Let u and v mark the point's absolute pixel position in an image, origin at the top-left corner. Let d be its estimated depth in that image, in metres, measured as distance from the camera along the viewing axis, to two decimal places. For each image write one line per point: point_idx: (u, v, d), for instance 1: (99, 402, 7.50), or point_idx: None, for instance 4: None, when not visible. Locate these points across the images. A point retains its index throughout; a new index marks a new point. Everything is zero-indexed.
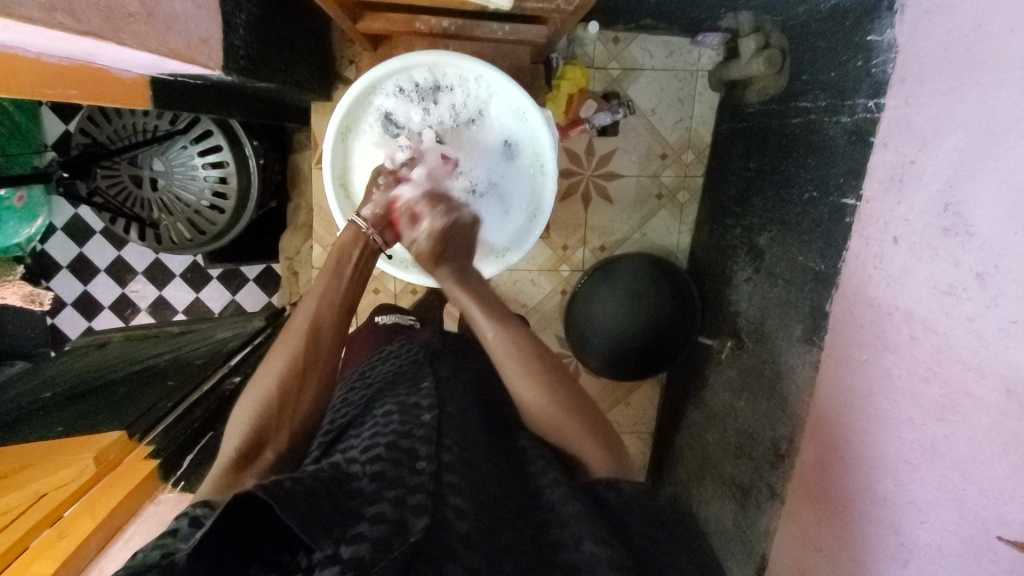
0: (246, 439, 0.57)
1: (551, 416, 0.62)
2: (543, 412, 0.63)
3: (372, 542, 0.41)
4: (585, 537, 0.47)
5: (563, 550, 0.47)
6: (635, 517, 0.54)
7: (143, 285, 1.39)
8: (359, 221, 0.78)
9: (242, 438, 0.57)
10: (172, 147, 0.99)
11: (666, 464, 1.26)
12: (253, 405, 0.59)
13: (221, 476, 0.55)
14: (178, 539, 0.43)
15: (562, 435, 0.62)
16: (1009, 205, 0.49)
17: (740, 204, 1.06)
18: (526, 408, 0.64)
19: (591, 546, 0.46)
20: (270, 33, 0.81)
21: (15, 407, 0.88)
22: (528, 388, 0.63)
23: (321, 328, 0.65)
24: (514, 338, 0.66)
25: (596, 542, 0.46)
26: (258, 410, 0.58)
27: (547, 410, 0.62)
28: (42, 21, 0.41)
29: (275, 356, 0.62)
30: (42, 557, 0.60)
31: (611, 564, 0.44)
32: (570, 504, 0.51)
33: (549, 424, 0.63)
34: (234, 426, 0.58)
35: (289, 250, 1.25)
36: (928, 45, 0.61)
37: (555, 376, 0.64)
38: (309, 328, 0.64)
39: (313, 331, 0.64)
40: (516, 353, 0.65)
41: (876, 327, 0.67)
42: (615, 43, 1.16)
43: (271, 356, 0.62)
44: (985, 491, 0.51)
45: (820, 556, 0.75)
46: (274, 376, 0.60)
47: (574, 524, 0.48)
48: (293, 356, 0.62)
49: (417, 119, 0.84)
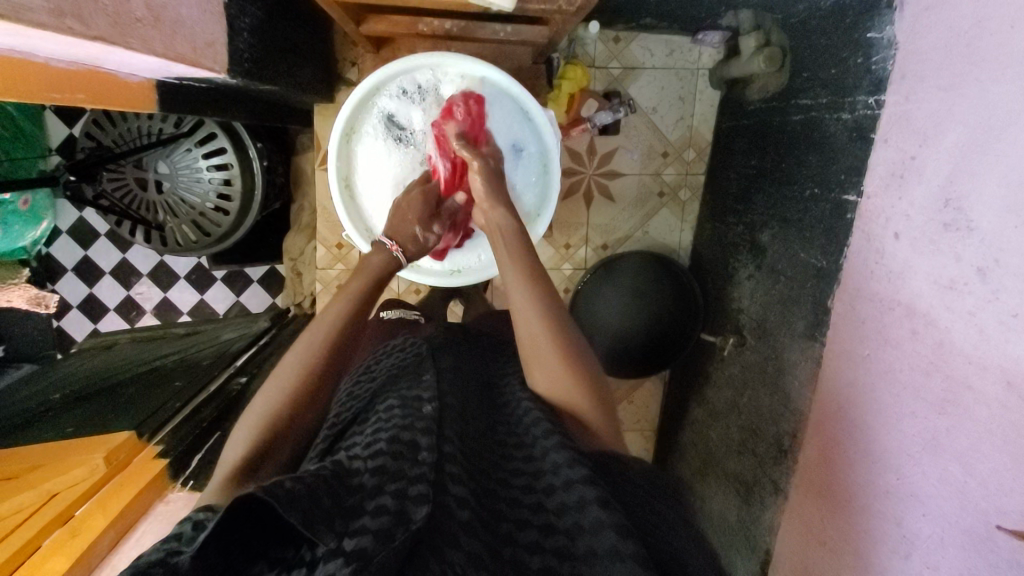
0: (254, 446, 0.56)
1: (565, 389, 0.62)
2: (561, 390, 0.62)
3: (375, 533, 0.41)
4: (590, 501, 0.46)
5: (567, 513, 0.47)
6: (639, 495, 0.53)
7: (148, 288, 1.41)
8: (400, 255, 0.79)
9: (248, 449, 0.56)
10: (177, 150, 0.99)
11: (668, 461, 1.27)
12: (264, 411, 0.58)
13: (224, 482, 0.53)
14: (182, 543, 0.42)
15: (576, 409, 0.61)
16: (1010, 198, 0.50)
17: (742, 201, 1.07)
18: (547, 383, 0.63)
19: (596, 509, 0.45)
20: (275, 37, 0.82)
21: (22, 410, 0.88)
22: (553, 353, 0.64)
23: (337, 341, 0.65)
24: (539, 293, 0.69)
25: (601, 507, 0.45)
26: (269, 415, 0.58)
27: (565, 377, 0.63)
28: (51, 27, 0.41)
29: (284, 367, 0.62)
30: (57, 554, 0.61)
31: (615, 529, 0.44)
32: (576, 469, 0.49)
33: (562, 398, 0.62)
34: (241, 434, 0.57)
35: (293, 251, 1.27)
36: (929, 41, 0.62)
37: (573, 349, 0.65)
38: (323, 340, 0.64)
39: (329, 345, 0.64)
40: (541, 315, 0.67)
41: (878, 323, 0.68)
42: (615, 42, 1.16)
43: (283, 364, 0.62)
44: (986, 482, 0.51)
45: (823, 549, 0.75)
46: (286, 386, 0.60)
47: (581, 487, 0.48)
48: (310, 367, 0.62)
49: (419, 121, 0.84)
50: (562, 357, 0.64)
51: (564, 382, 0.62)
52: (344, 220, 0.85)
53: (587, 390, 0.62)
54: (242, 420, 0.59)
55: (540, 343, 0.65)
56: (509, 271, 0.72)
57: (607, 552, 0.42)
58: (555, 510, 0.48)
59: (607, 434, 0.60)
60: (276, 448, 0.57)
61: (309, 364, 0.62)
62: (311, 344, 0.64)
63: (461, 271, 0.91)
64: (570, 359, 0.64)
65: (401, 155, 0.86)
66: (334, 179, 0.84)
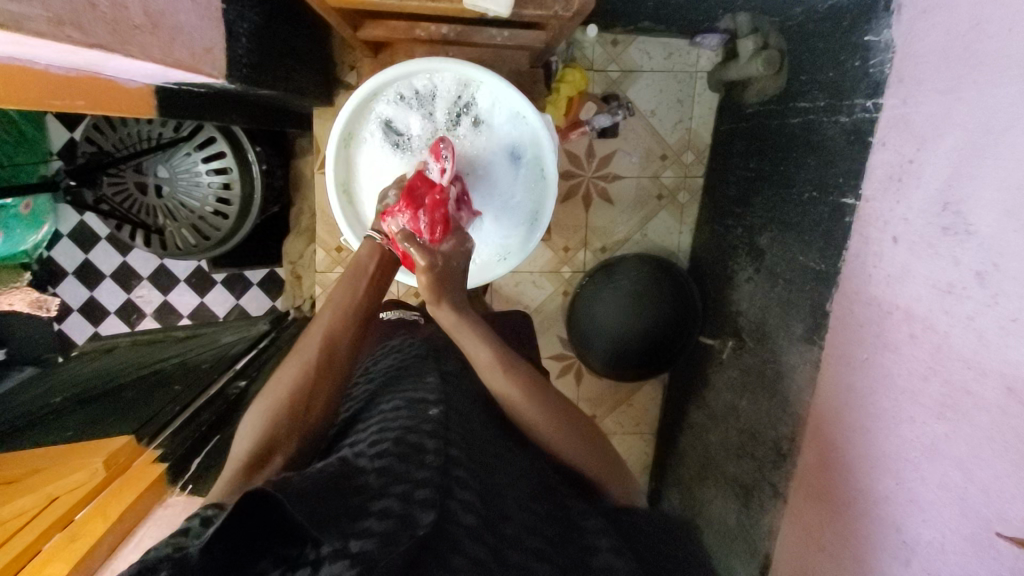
0: (259, 445, 0.56)
1: (558, 440, 0.62)
2: (554, 439, 0.62)
3: (380, 537, 0.41)
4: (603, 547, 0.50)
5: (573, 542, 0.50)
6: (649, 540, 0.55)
7: (148, 291, 1.41)
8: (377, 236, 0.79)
9: (255, 443, 0.57)
10: (176, 155, 1.00)
11: (667, 464, 1.27)
12: (271, 405, 0.59)
13: (233, 479, 0.55)
14: (189, 538, 0.43)
15: (574, 456, 0.62)
16: (1009, 202, 0.49)
17: (741, 204, 1.07)
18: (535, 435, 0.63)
19: (608, 556, 0.49)
20: (274, 41, 0.82)
21: (22, 414, 0.88)
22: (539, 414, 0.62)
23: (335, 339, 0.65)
24: (519, 377, 0.64)
25: (614, 554, 0.49)
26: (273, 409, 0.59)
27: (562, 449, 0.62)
28: (51, 35, 0.42)
29: (286, 371, 0.62)
30: (56, 559, 0.61)
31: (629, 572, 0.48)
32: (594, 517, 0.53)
33: (556, 446, 0.62)
34: (249, 430, 0.58)
35: (293, 254, 1.29)
36: (926, 45, 0.62)
37: (565, 414, 0.63)
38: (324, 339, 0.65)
39: (327, 341, 0.65)
40: (523, 395, 0.63)
41: (877, 326, 0.67)
42: (614, 45, 1.16)
43: (285, 366, 0.63)
44: (986, 489, 0.51)
45: (823, 554, 0.75)
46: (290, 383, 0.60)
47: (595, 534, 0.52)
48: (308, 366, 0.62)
49: (417, 125, 0.85)
50: (550, 419, 0.62)
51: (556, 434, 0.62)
52: (342, 222, 0.84)
53: (583, 437, 0.63)
54: (244, 422, 0.60)
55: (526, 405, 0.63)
56: (482, 351, 0.67)
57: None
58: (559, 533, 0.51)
59: (609, 479, 0.62)
60: (291, 441, 0.58)
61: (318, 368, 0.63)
62: (313, 347, 0.64)
63: None
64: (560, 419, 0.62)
65: (400, 160, 0.86)
66: (333, 183, 0.84)
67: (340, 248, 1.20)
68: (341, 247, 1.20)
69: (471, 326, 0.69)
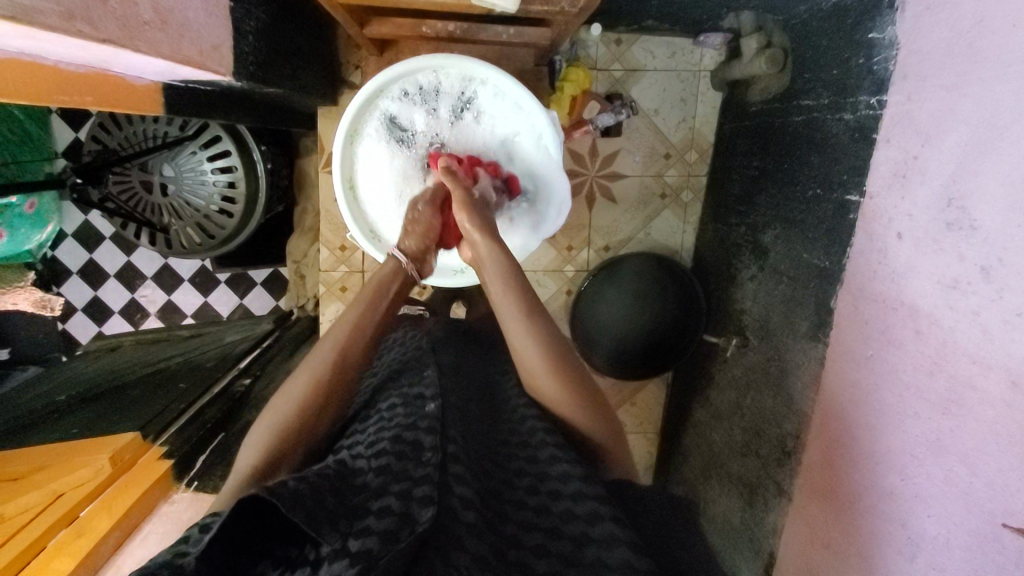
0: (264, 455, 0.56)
1: (560, 399, 0.63)
2: (551, 397, 0.63)
3: (380, 535, 0.41)
4: (603, 517, 0.48)
5: (574, 522, 0.48)
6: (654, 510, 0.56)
7: (152, 290, 1.41)
8: (399, 254, 0.76)
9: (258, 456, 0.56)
10: (182, 153, 1.00)
11: (672, 463, 1.27)
12: (280, 415, 0.58)
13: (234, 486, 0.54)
14: (189, 545, 0.43)
15: (571, 415, 0.63)
16: (1011, 197, 0.50)
17: (744, 203, 1.07)
18: (540, 395, 0.65)
19: (610, 525, 0.47)
20: (280, 39, 0.83)
21: (27, 412, 0.88)
22: (540, 370, 0.63)
23: (348, 346, 0.64)
24: (538, 327, 0.66)
25: (616, 523, 0.47)
26: (284, 422, 0.57)
27: (559, 392, 0.63)
28: (61, 29, 0.42)
29: (298, 378, 0.61)
30: (62, 555, 0.62)
31: (629, 546, 0.45)
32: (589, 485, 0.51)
33: (557, 404, 0.63)
34: (253, 440, 0.58)
35: (297, 254, 1.27)
36: (931, 41, 0.62)
37: (572, 367, 0.65)
38: (336, 353, 0.63)
39: (339, 350, 0.63)
40: (534, 339, 0.65)
41: (882, 322, 0.68)
42: (618, 44, 1.16)
43: (293, 378, 0.61)
44: (992, 482, 0.51)
45: (828, 551, 0.75)
46: (299, 392, 0.59)
47: (593, 502, 0.49)
48: (318, 376, 0.60)
49: (419, 121, 0.86)
50: (556, 375, 0.63)
51: (560, 395, 0.63)
52: (348, 221, 0.85)
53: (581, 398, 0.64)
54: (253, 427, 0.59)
55: (533, 360, 0.64)
56: (498, 288, 0.70)
57: (616, 565, 0.43)
58: (560, 516, 0.49)
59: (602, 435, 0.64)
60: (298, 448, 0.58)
61: (329, 369, 0.61)
62: (324, 359, 0.62)
63: (464, 271, 0.91)
64: (566, 371, 0.63)
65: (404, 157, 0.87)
66: (339, 181, 0.85)
67: (344, 246, 1.21)
68: (345, 246, 1.21)
69: (501, 254, 0.72)
